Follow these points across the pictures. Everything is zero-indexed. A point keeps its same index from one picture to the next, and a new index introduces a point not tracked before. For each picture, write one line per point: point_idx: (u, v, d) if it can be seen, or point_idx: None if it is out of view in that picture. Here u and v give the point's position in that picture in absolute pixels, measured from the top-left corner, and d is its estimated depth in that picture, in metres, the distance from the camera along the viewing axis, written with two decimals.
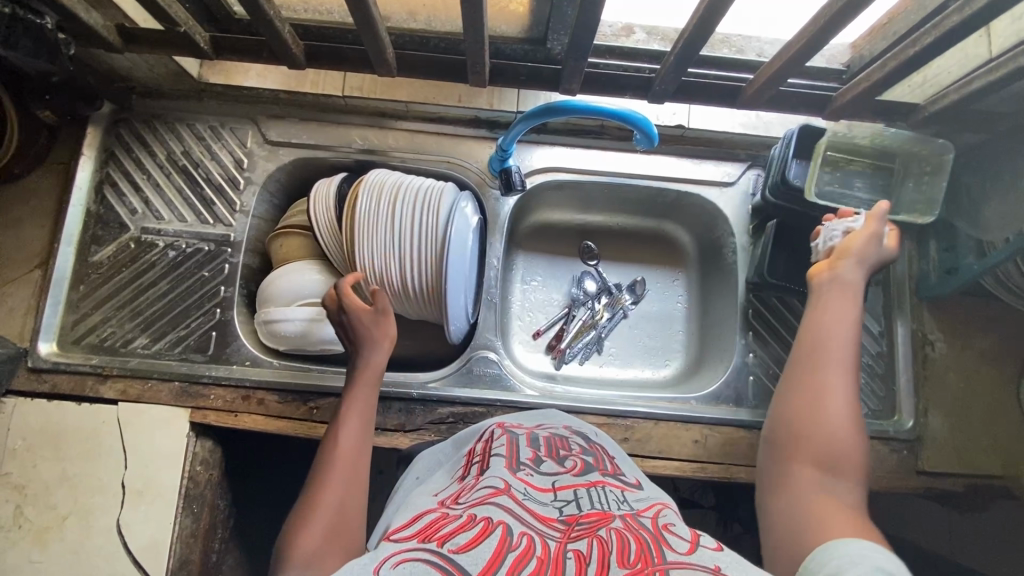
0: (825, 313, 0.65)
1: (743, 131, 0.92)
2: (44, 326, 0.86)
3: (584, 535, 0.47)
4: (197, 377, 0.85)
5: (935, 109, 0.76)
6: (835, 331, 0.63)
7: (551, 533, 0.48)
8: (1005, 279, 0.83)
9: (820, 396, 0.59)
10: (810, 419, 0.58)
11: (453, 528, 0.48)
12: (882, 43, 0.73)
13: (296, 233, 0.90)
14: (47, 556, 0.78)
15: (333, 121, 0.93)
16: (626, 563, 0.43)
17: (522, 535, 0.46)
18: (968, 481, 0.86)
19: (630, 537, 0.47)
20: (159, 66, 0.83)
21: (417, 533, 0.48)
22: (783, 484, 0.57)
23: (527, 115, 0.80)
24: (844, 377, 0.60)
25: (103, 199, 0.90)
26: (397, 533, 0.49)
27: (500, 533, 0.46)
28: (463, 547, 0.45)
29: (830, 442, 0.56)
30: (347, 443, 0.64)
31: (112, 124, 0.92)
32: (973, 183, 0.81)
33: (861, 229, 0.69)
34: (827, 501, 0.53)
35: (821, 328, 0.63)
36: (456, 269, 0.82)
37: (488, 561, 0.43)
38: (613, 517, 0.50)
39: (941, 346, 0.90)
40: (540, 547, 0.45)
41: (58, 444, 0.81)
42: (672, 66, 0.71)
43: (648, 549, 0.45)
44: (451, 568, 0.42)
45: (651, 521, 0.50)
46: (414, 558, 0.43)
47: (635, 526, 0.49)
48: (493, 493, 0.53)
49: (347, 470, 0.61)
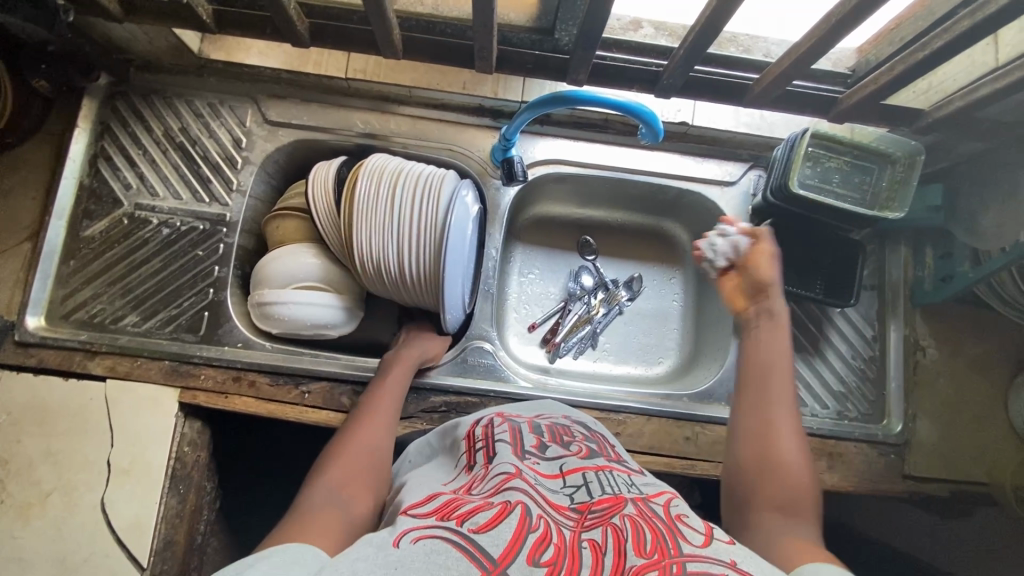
0: (771, 351, 0.65)
1: (746, 129, 0.92)
2: (33, 299, 0.84)
3: (598, 523, 0.47)
4: (188, 357, 0.84)
5: (939, 116, 0.75)
6: (781, 370, 0.64)
7: (566, 522, 0.47)
8: (1000, 289, 0.83)
9: (772, 432, 0.60)
10: (768, 457, 0.59)
11: (472, 508, 0.48)
12: (889, 48, 0.72)
13: (293, 216, 0.88)
14: (30, 532, 0.77)
15: (335, 103, 0.92)
16: (642, 553, 0.43)
17: (540, 517, 0.47)
18: (953, 486, 0.87)
19: (644, 525, 0.47)
20: (160, 39, 0.82)
21: (436, 510, 0.48)
22: (749, 529, 0.56)
23: (532, 103, 0.78)
24: (789, 413, 0.61)
25: (96, 173, 0.89)
26: (414, 509, 0.49)
27: (520, 513, 0.47)
28: (483, 527, 0.45)
29: (787, 479, 0.57)
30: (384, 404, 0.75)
31: (108, 97, 0.90)
32: (971, 192, 0.80)
33: (755, 253, 0.71)
34: (796, 542, 0.52)
35: (770, 368, 0.64)
36: (457, 248, 0.81)
37: (509, 543, 0.43)
38: (625, 503, 0.50)
39: (932, 353, 0.91)
40: (557, 532, 0.45)
41: (43, 420, 0.80)
42: (680, 61, 0.71)
43: (663, 539, 0.45)
44: (472, 548, 0.42)
45: (663, 509, 0.50)
46: (434, 535, 0.44)
47: (648, 514, 0.48)
48: (507, 478, 0.52)
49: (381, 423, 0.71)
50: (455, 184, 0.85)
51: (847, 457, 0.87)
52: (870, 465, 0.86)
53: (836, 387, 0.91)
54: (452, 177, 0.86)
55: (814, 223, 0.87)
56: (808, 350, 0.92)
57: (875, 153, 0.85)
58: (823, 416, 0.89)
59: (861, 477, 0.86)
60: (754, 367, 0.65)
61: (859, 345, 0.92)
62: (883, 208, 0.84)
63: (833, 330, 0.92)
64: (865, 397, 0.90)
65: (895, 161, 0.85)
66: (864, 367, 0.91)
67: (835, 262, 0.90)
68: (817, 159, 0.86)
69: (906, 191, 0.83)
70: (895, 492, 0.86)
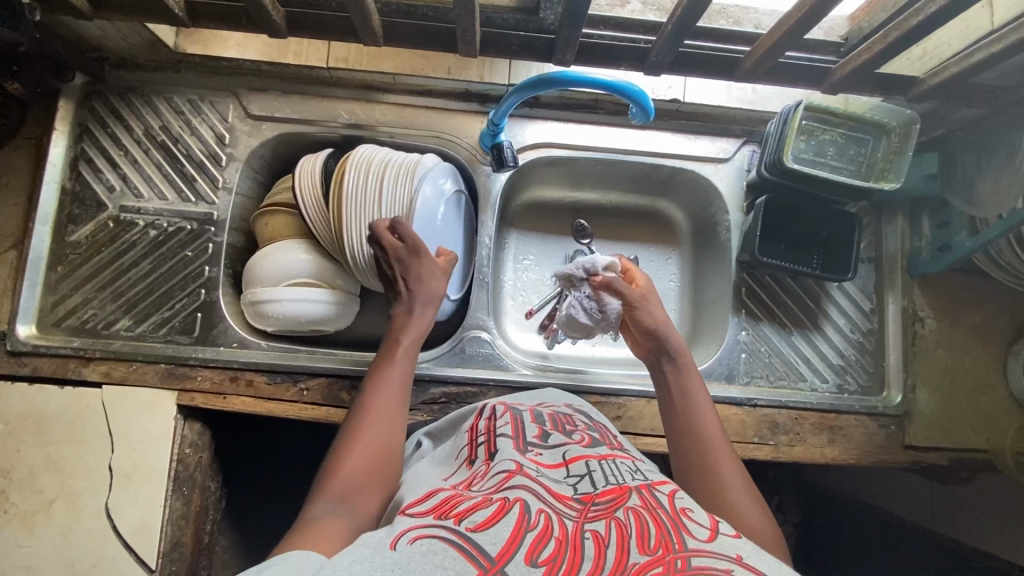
0: (690, 399, 0.68)
1: (738, 105, 0.90)
2: (22, 308, 0.83)
3: (601, 516, 0.47)
4: (183, 359, 0.83)
5: (935, 82, 0.73)
6: (707, 420, 0.65)
7: (568, 512, 0.47)
8: (998, 257, 0.83)
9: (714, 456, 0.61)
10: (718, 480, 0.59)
11: (470, 506, 0.48)
12: (882, 14, 0.70)
13: (282, 212, 0.87)
14: (35, 541, 0.77)
15: (318, 94, 0.90)
16: (646, 549, 0.43)
17: (539, 513, 0.46)
18: (954, 455, 0.87)
19: (648, 519, 0.46)
20: (133, 35, 0.79)
21: (434, 509, 0.48)
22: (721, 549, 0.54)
23: (519, 86, 0.76)
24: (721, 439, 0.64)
25: (78, 175, 0.87)
26: (413, 507, 0.49)
27: (518, 511, 0.46)
28: (480, 525, 0.44)
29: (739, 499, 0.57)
30: (388, 392, 0.64)
31: (85, 97, 0.88)
32: (967, 159, 0.79)
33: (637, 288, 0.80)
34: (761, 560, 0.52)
35: (694, 406, 0.67)
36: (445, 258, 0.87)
37: (506, 541, 0.43)
38: (629, 494, 0.50)
39: (930, 323, 0.91)
40: (557, 526, 0.45)
41: (42, 429, 0.79)
42: (668, 37, 0.69)
43: (668, 534, 0.44)
44: (470, 548, 0.42)
45: (669, 501, 0.50)
46: (432, 534, 0.43)
47: (652, 505, 0.48)
48: (508, 476, 0.52)
49: (388, 414, 0.62)
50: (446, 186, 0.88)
51: (848, 430, 0.87)
52: (872, 438, 0.87)
53: (836, 361, 0.91)
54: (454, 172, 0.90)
55: (809, 197, 0.86)
56: (806, 325, 0.91)
57: (869, 124, 0.84)
58: (823, 391, 0.90)
59: (862, 450, 0.86)
60: (676, 415, 0.67)
61: (857, 317, 0.92)
62: (878, 180, 0.83)
63: (830, 305, 0.92)
64: (865, 369, 0.91)
65: (889, 131, 0.84)
66: (862, 339, 0.91)
67: (831, 235, 0.89)
68: (811, 129, 0.85)
69: (903, 162, 0.82)
70: (895, 462, 0.87)
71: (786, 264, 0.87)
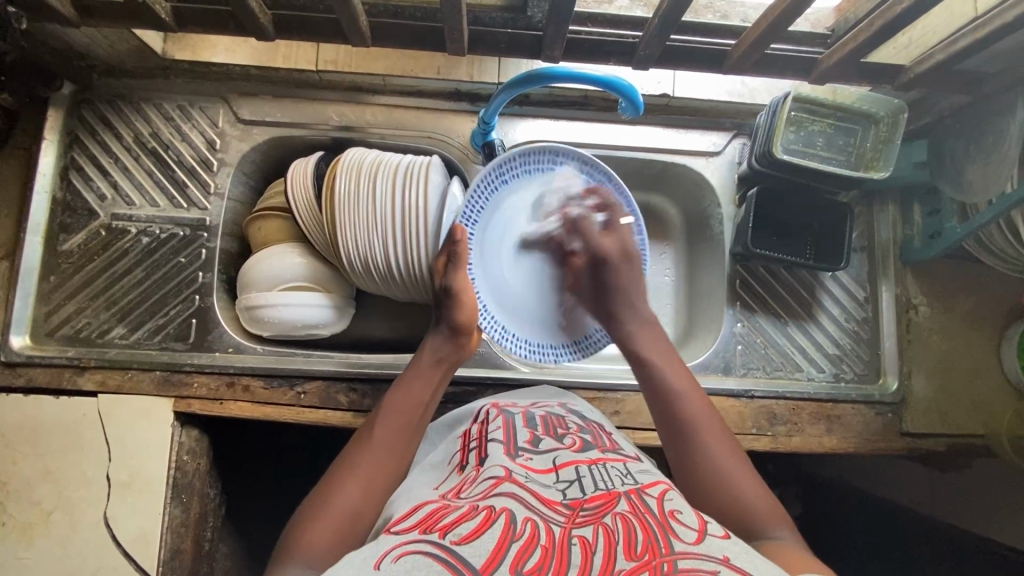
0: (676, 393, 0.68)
1: (728, 98, 0.90)
2: (16, 318, 0.82)
3: (589, 521, 0.47)
4: (178, 366, 0.83)
5: (920, 71, 0.74)
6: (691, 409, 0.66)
7: (557, 517, 0.47)
8: (990, 244, 0.83)
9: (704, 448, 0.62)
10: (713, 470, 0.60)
11: (455, 518, 0.47)
12: (866, 4, 0.71)
13: (274, 216, 0.87)
14: (34, 553, 0.76)
15: (307, 97, 0.90)
16: (632, 555, 0.42)
17: (525, 522, 0.46)
18: (951, 440, 0.88)
19: (635, 524, 0.46)
20: (121, 42, 0.79)
21: (419, 523, 0.48)
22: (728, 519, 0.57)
23: (507, 84, 0.76)
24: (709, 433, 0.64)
25: (69, 184, 0.86)
26: (398, 525, 0.49)
27: (503, 522, 0.46)
28: (465, 538, 0.44)
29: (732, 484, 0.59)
30: (382, 443, 0.63)
31: (74, 105, 0.87)
32: (956, 145, 0.80)
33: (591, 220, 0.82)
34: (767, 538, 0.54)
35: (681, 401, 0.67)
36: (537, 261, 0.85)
37: (491, 553, 0.42)
38: (618, 500, 0.50)
39: (924, 310, 0.91)
40: (544, 533, 0.45)
41: (37, 440, 0.79)
42: (655, 30, 0.69)
43: (654, 539, 0.44)
44: (453, 560, 0.42)
45: (658, 505, 0.49)
46: (415, 550, 0.43)
47: (640, 510, 0.48)
48: (496, 483, 0.52)
49: (379, 469, 0.60)
50: (527, 198, 0.83)
51: (845, 419, 0.88)
52: (869, 426, 0.87)
53: (831, 350, 0.91)
54: (500, 162, 0.79)
55: (798, 186, 0.87)
56: (801, 316, 0.92)
57: (858, 115, 0.85)
58: (819, 380, 0.90)
59: (860, 438, 0.87)
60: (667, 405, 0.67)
61: (852, 306, 0.92)
62: (867, 169, 0.84)
63: (824, 294, 0.92)
64: (861, 358, 0.91)
65: (878, 120, 0.84)
66: (857, 329, 0.92)
67: (822, 228, 0.90)
68: (800, 120, 0.85)
69: (890, 153, 0.83)
70: (893, 449, 0.87)
71: (778, 255, 0.88)
